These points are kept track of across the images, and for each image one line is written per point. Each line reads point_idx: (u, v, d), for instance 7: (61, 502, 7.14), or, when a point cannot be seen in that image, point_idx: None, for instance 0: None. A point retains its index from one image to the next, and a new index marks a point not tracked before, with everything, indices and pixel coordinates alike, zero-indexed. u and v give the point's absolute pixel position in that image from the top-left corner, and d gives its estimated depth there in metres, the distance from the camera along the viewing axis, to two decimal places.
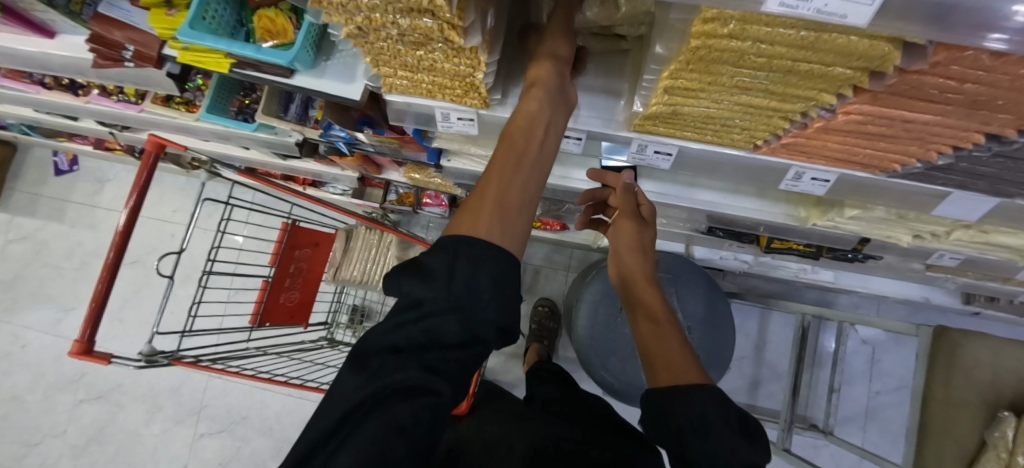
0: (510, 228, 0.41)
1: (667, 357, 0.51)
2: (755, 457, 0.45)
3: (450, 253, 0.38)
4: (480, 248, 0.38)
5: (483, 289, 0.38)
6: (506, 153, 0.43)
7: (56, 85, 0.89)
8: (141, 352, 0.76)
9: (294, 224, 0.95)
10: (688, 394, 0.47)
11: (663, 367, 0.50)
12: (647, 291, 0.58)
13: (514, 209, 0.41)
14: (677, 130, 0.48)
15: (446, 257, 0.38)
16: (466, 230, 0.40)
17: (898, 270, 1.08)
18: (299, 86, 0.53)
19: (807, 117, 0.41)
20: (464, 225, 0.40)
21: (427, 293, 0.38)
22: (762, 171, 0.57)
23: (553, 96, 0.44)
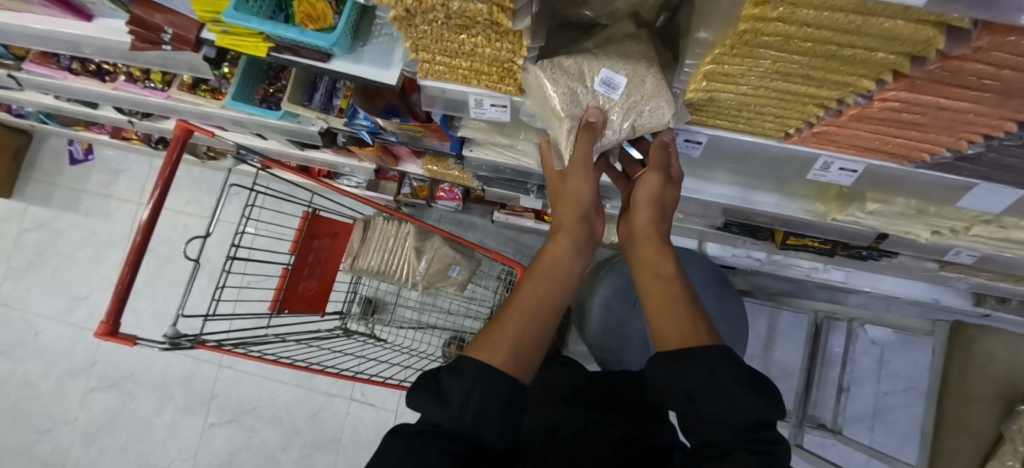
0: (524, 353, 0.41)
1: (676, 319, 0.44)
2: (768, 414, 0.39)
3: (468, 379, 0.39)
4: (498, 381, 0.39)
5: (495, 420, 0.39)
6: (530, 290, 0.44)
7: (83, 71, 0.90)
8: (165, 334, 0.77)
9: (314, 213, 0.96)
10: (692, 357, 0.41)
11: (670, 330, 0.44)
12: (653, 248, 0.49)
13: (533, 339, 0.42)
14: (709, 118, 0.49)
15: (462, 380, 0.39)
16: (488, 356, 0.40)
17: (911, 270, 1.08)
18: (336, 71, 0.54)
19: (842, 105, 0.41)
20: (485, 352, 0.41)
21: (445, 412, 0.39)
22: (790, 162, 0.57)
23: (576, 242, 0.47)
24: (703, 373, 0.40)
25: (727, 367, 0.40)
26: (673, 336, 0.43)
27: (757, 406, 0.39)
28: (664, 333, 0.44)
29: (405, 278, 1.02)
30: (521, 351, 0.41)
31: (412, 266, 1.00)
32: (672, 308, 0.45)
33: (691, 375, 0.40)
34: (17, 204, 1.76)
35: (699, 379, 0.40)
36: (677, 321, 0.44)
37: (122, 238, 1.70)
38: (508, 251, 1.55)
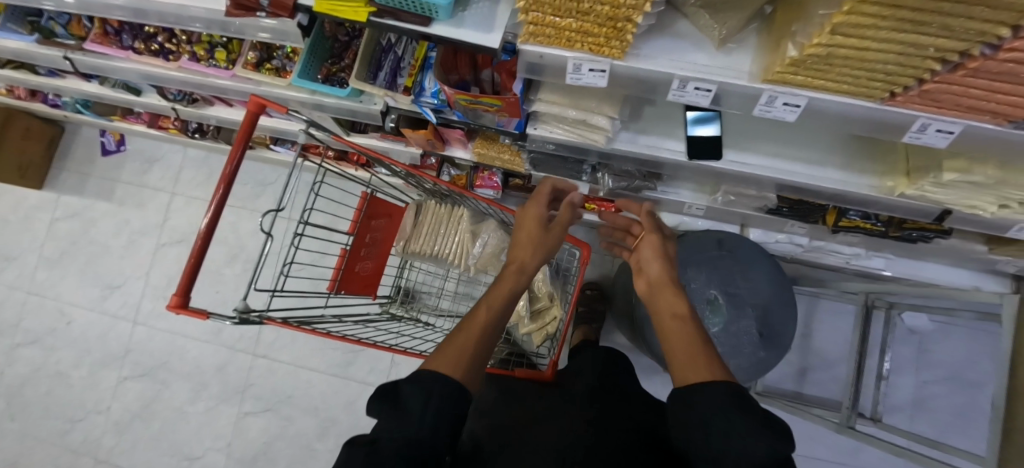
0: (466, 354, 0.46)
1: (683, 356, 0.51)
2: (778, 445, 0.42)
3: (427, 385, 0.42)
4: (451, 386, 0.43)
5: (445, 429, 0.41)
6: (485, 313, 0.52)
7: (146, 50, 0.91)
8: (236, 308, 0.78)
9: (372, 194, 0.97)
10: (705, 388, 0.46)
11: (684, 364, 0.50)
12: (668, 296, 0.59)
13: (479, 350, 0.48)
14: (816, 78, 0.49)
15: (422, 392, 0.42)
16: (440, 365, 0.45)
17: (959, 253, 1.08)
18: (436, 35, 0.55)
19: (964, 58, 0.42)
20: (436, 360, 0.45)
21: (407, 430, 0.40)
22: (879, 127, 0.58)
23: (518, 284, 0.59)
24: (710, 404, 0.45)
25: (739, 407, 0.44)
26: (689, 370, 0.49)
27: (766, 436, 0.42)
28: (681, 373, 0.50)
29: (458, 260, 1.02)
30: (468, 363, 0.46)
31: (467, 248, 1.01)
32: (689, 347, 0.51)
33: (707, 407, 0.45)
34: (50, 194, 1.77)
35: (716, 410, 0.44)
36: (692, 356, 0.50)
37: (156, 227, 1.71)
38: None
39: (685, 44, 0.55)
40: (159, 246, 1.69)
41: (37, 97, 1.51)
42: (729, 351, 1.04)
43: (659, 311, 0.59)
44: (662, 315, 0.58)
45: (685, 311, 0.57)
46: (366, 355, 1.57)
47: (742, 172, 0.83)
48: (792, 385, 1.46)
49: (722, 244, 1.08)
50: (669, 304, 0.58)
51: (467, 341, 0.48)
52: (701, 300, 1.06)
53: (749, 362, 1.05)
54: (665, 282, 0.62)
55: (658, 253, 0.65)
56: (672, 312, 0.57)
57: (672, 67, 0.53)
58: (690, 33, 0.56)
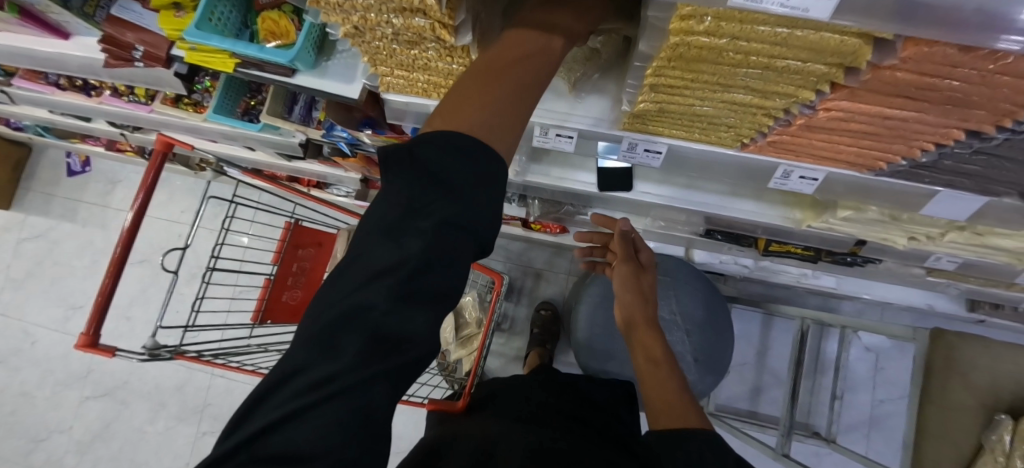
0: (497, 114, 0.29)
1: (665, 399, 0.56)
2: None
3: (464, 173, 0.27)
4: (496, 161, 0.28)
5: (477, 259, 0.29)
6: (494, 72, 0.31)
7: (70, 86, 0.92)
8: (145, 345, 0.78)
9: (296, 224, 0.99)
10: (688, 434, 0.49)
11: (663, 410, 0.55)
12: (646, 333, 0.65)
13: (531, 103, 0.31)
14: (664, 128, 0.49)
15: (447, 160, 0.27)
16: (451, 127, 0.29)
17: (900, 276, 1.06)
18: (300, 86, 0.55)
19: (790, 115, 0.41)
20: (442, 121, 0.30)
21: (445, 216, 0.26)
22: (753, 170, 0.57)
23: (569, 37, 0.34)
24: (695, 449, 0.48)
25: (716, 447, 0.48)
26: (668, 417, 0.54)
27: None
28: (665, 417, 0.54)
29: None
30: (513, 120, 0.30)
31: None
32: (670, 392, 0.57)
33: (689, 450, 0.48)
34: (17, 214, 1.80)
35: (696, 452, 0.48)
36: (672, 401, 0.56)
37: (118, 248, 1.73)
38: (498, 258, 1.56)
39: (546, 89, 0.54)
40: None
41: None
42: None
43: (641, 349, 0.64)
44: (643, 346, 0.64)
45: (660, 354, 0.63)
46: None
47: (655, 203, 0.83)
48: (747, 404, 1.44)
49: (657, 268, 1.07)
50: (646, 344, 0.64)
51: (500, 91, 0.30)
52: None
53: None
54: (644, 321, 0.67)
55: (626, 289, 0.69)
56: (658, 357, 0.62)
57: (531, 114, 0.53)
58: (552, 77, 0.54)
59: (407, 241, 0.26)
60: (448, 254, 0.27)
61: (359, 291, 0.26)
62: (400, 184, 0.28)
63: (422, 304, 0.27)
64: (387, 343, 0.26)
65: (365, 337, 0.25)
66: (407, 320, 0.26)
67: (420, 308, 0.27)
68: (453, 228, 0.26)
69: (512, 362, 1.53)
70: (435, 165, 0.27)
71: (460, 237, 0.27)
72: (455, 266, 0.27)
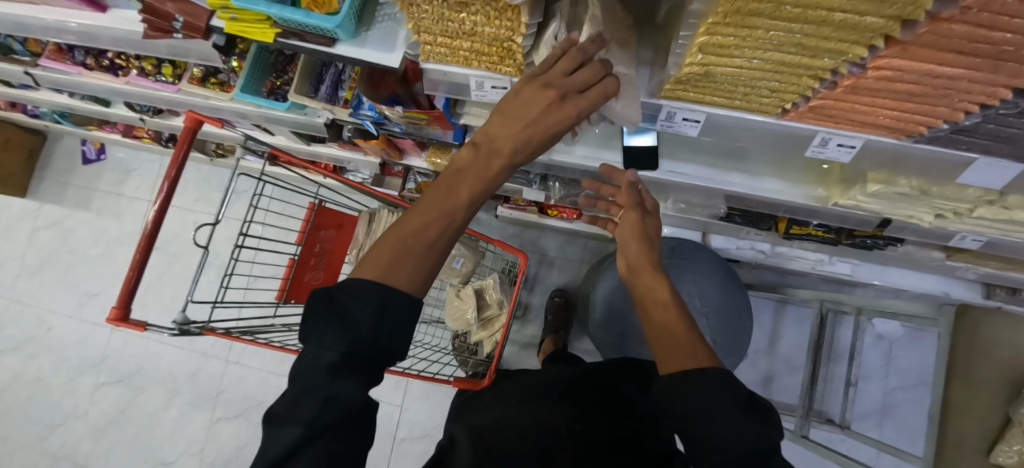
0: (406, 267, 0.37)
1: (673, 345, 0.47)
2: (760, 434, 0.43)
3: (375, 304, 0.36)
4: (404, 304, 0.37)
5: (397, 345, 0.38)
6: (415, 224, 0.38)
7: (96, 66, 0.93)
8: (175, 320, 0.79)
9: (320, 205, 0.98)
10: (694, 379, 0.43)
11: (672, 355, 0.46)
12: (654, 280, 0.52)
13: (441, 254, 0.39)
14: (706, 95, 0.49)
15: (363, 304, 0.35)
16: (372, 273, 0.37)
17: (918, 260, 1.07)
18: (340, 56, 0.56)
19: (837, 76, 0.42)
20: (366, 267, 0.38)
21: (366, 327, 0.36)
22: (787, 140, 0.58)
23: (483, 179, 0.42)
24: (706, 394, 0.43)
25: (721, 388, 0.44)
26: (672, 361, 0.46)
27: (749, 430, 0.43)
28: (668, 362, 0.46)
29: None
30: (418, 272, 0.38)
31: None
32: (680, 336, 0.46)
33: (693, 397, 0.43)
34: (32, 203, 1.81)
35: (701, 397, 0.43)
36: (680, 347, 0.46)
37: (132, 235, 1.74)
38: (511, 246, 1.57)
39: None
40: None
41: (17, 107, 1.55)
42: None
43: (637, 291, 0.53)
44: (642, 292, 0.53)
45: (669, 297, 0.51)
46: None
47: (678, 183, 0.83)
48: (760, 391, 1.45)
49: (675, 251, 1.07)
50: (649, 286, 0.52)
51: (413, 246, 0.38)
52: None
53: None
54: (648, 263, 0.55)
55: (640, 235, 0.56)
56: (660, 294, 0.51)
57: None
58: None
59: (341, 335, 0.35)
60: (376, 339, 0.36)
61: (308, 377, 0.35)
62: (319, 312, 0.36)
63: (362, 368, 0.36)
64: (334, 405, 0.35)
65: (320, 402, 0.34)
66: (349, 383, 0.35)
67: (355, 382, 0.36)
68: (377, 323, 0.36)
69: (525, 349, 1.54)
70: (350, 301, 0.36)
71: (384, 331, 0.36)
72: (385, 341, 0.37)
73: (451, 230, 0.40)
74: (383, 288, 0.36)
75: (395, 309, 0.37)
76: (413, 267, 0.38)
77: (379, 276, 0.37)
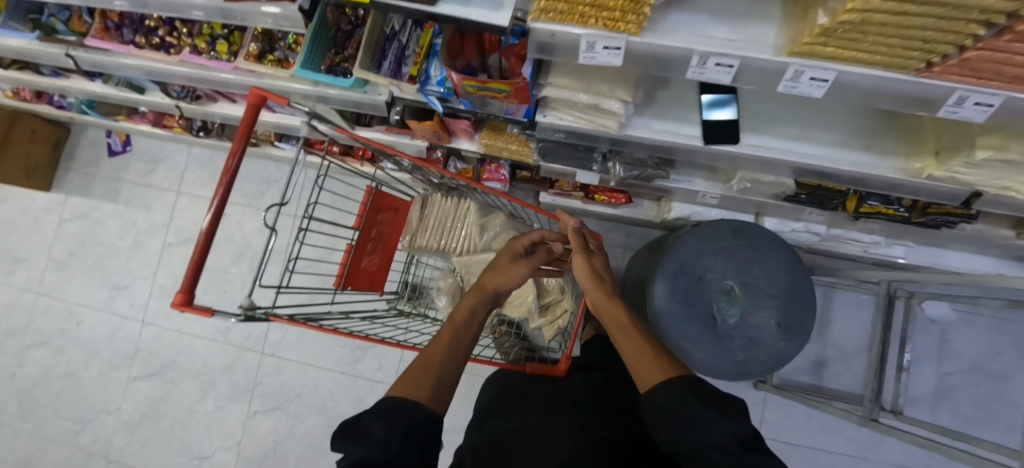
0: (431, 371, 0.52)
1: (640, 359, 0.55)
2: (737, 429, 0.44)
3: (382, 413, 0.45)
4: (412, 411, 0.46)
5: (414, 450, 0.44)
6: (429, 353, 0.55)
7: (147, 44, 0.90)
8: (241, 305, 0.76)
9: (377, 187, 0.95)
10: (666, 387, 0.49)
11: (641, 370, 0.53)
12: (608, 305, 0.63)
13: (449, 367, 0.54)
14: (847, 48, 0.46)
15: (383, 419, 0.45)
16: (393, 394, 0.49)
17: (985, 240, 1.04)
18: (443, 15, 0.53)
19: (1011, 19, 0.38)
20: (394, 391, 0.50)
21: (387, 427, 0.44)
22: (910, 102, 0.55)
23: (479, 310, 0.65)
24: (680, 408, 0.47)
25: (695, 394, 0.47)
26: (651, 374, 0.52)
27: (726, 424, 0.44)
28: (647, 377, 0.52)
29: (465, 253, 1.02)
30: (428, 385, 0.50)
31: (474, 242, 1.00)
32: (644, 353, 0.55)
33: (672, 408, 0.47)
34: (58, 195, 1.79)
35: (677, 407, 0.47)
36: (653, 361, 0.53)
37: (162, 227, 1.71)
38: None
39: (707, 17, 0.52)
40: (167, 246, 1.70)
41: (42, 98, 1.51)
42: (745, 343, 1.02)
43: (615, 326, 0.61)
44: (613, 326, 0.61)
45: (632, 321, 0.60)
46: (375, 352, 1.56)
47: (760, 157, 0.80)
48: (809, 378, 1.43)
49: (741, 232, 1.05)
50: (613, 315, 0.62)
51: (426, 364, 0.53)
52: (715, 290, 1.04)
53: (764, 355, 1.03)
54: (608, 294, 0.66)
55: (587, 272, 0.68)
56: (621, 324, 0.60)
57: (692, 42, 0.50)
58: (712, 7, 0.52)
59: (368, 427, 0.44)
60: (387, 422, 0.44)
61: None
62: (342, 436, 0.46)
63: (387, 434, 0.43)
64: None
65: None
66: (379, 439, 0.43)
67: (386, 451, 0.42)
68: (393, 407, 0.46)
69: None
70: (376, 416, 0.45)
71: (394, 420, 0.45)
72: (397, 427, 0.44)
73: (455, 352, 0.56)
74: (405, 400, 0.47)
75: (400, 408, 0.46)
76: (425, 379, 0.51)
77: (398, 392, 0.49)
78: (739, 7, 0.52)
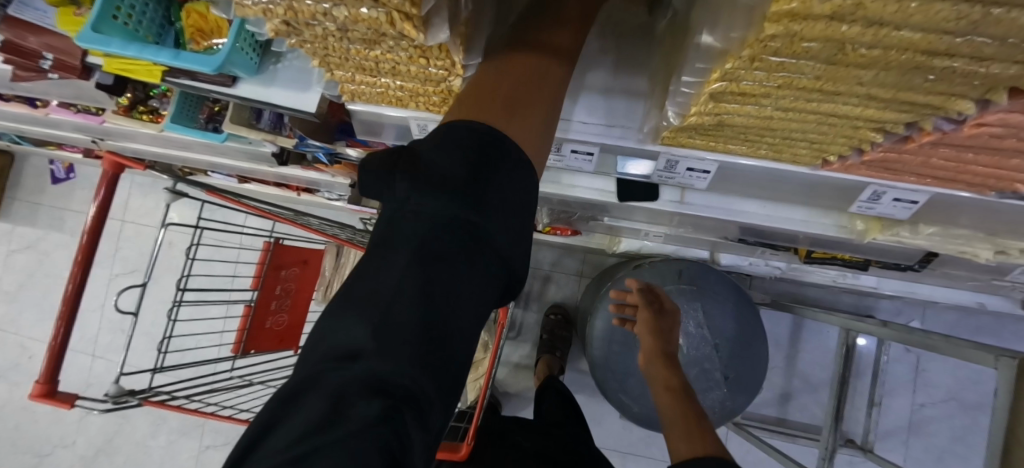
0: (524, 121, 0.32)
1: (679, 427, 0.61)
2: None
3: (461, 157, 0.29)
4: (504, 170, 0.30)
5: (492, 228, 0.29)
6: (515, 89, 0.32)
7: (14, 96, 0.83)
8: (108, 392, 0.70)
9: (277, 244, 0.90)
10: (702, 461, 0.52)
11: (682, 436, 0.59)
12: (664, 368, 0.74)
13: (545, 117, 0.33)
14: (718, 143, 0.37)
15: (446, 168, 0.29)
16: (456, 127, 0.30)
17: (959, 280, 0.93)
18: (243, 97, 0.44)
19: (913, 130, 0.28)
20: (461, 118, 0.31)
21: (430, 241, 0.28)
22: (825, 190, 0.45)
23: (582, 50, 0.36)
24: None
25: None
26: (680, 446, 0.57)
27: None
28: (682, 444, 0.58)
29: None
30: (533, 112, 0.32)
31: None
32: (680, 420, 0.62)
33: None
34: (5, 225, 1.74)
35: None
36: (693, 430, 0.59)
37: (107, 256, 1.66)
38: None
39: None
40: (113, 276, 1.65)
41: None
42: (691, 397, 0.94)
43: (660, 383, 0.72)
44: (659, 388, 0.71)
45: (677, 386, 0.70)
46: None
47: (685, 213, 0.69)
48: (774, 411, 1.35)
49: (681, 277, 0.95)
50: (662, 375, 0.73)
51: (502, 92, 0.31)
52: None
53: (710, 407, 0.95)
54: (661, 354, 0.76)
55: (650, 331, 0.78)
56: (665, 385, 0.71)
57: None
58: None
59: (433, 217, 0.28)
60: (456, 244, 0.28)
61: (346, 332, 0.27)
62: (388, 168, 0.29)
63: (415, 349, 0.27)
64: (400, 327, 0.27)
65: (355, 379, 0.25)
66: (395, 361, 0.26)
67: (425, 303, 0.28)
68: (478, 197, 0.28)
69: (520, 370, 1.44)
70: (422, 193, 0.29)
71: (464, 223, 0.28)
72: (450, 296, 0.28)
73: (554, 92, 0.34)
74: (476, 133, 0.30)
75: (489, 183, 0.29)
76: (530, 113, 0.32)
77: (474, 116, 0.30)
78: (597, 82, 0.40)
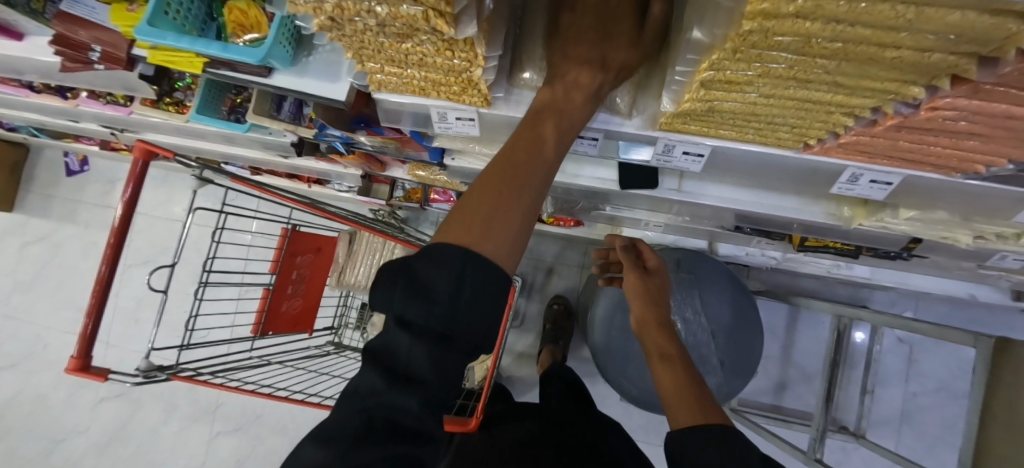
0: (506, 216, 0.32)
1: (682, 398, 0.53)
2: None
3: (454, 265, 0.30)
4: (490, 267, 0.31)
5: (479, 312, 0.31)
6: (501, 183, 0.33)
7: (45, 88, 0.87)
8: (139, 366, 0.74)
9: (294, 229, 0.93)
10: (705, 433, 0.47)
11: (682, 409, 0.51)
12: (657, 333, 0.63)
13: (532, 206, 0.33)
14: (710, 128, 0.41)
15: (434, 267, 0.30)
16: (450, 239, 0.31)
17: (947, 268, 0.97)
18: (277, 87, 0.48)
19: (878, 114, 0.32)
20: (449, 229, 0.32)
21: (421, 317, 0.30)
22: (810, 174, 0.49)
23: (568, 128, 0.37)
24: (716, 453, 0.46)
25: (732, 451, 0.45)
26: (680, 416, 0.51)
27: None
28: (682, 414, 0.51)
29: None
30: (519, 207, 0.33)
31: None
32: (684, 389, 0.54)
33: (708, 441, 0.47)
34: (19, 217, 1.78)
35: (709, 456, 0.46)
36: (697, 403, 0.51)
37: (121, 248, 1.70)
38: None
39: None
40: (126, 267, 1.69)
41: None
42: None
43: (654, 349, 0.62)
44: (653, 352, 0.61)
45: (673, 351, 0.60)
46: None
47: (683, 201, 0.73)
48: (769, 399, 1.39)
49: (680, 266, 1.00)
50: (654, 339, 0.63)
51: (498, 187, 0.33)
52: None
53: None
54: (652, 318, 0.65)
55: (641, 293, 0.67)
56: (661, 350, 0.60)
57: None
58: None
59: (427, 294, 0.30)
60: (457, 322, 0.30)
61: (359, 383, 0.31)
62: (393, 274, 0.31)
63: (425, 405, 0.30)
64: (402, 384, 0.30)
65: (377, 426, 0.30)
66: (406, 411, 0.30)
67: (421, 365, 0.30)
68: (466, 275, 0.30)
69: (523, 358, 1.48)
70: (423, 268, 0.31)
71: (462, 321, 0.30)
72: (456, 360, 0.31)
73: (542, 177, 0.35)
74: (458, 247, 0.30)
75: (482, 277, 0.30)
76: (517, 205, 0.33)
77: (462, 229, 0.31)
78: None
